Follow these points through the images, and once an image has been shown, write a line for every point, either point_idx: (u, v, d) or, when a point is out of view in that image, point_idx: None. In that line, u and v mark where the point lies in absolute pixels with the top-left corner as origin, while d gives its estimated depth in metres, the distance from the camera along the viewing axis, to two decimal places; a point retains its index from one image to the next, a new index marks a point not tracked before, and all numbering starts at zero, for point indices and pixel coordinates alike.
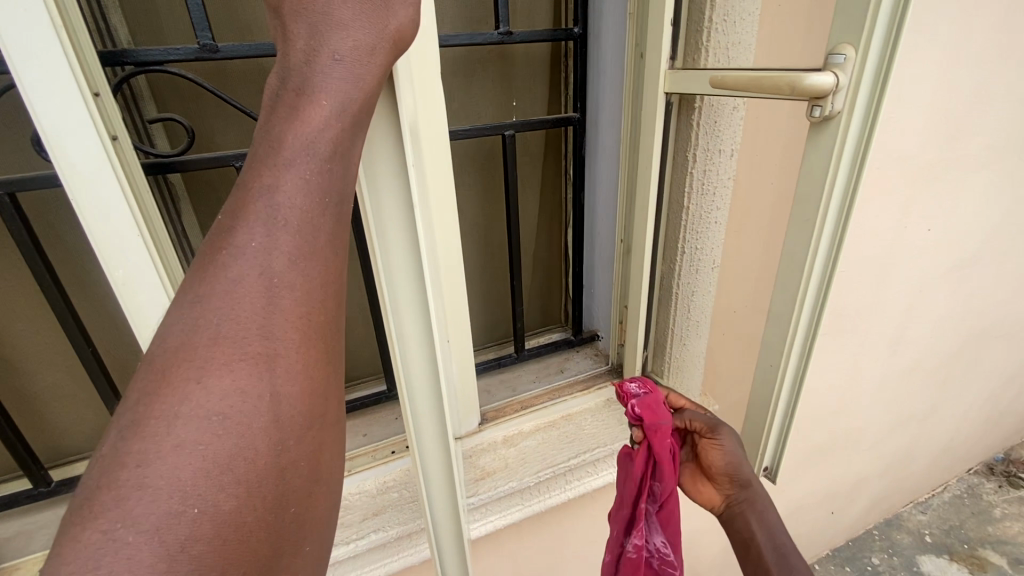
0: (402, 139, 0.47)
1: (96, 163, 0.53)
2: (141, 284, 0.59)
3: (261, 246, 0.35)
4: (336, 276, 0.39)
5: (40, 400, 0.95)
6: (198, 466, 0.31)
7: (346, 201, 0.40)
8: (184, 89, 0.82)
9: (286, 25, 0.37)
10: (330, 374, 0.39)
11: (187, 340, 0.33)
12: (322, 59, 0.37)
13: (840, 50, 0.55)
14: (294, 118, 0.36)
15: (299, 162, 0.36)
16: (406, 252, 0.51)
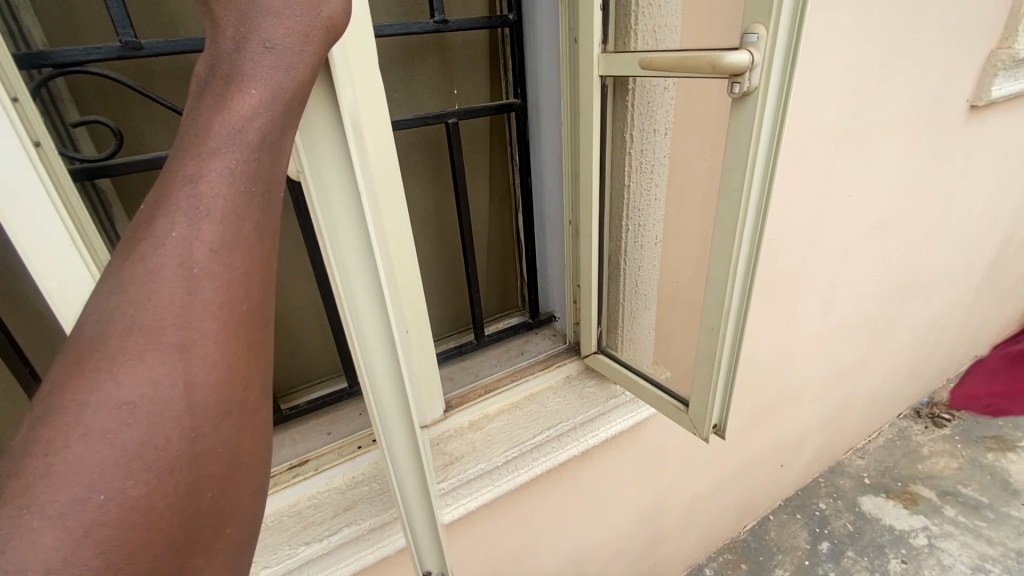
0: (346, 135, 0.47)
1: (21, 169, 0.51)
2: (82, 298, 0.58)
3: (182, 235, 0.35)
4: (265, 265, 0.39)
5: None
6: (106, 454, 0.31)
7: (275, 191, 0.40)
8: (108, 91, 0.78)
9: (213, 13, 0.37)
10: (256, 363, 0.38)
11: (102, 332, 0.33)
12: (252, 48, 0.37)
13: (753, 29, 0.59)
14: (221, 106, 0.36)
15: (224, 150, 0.36)
16: (356, 245, 0.51)
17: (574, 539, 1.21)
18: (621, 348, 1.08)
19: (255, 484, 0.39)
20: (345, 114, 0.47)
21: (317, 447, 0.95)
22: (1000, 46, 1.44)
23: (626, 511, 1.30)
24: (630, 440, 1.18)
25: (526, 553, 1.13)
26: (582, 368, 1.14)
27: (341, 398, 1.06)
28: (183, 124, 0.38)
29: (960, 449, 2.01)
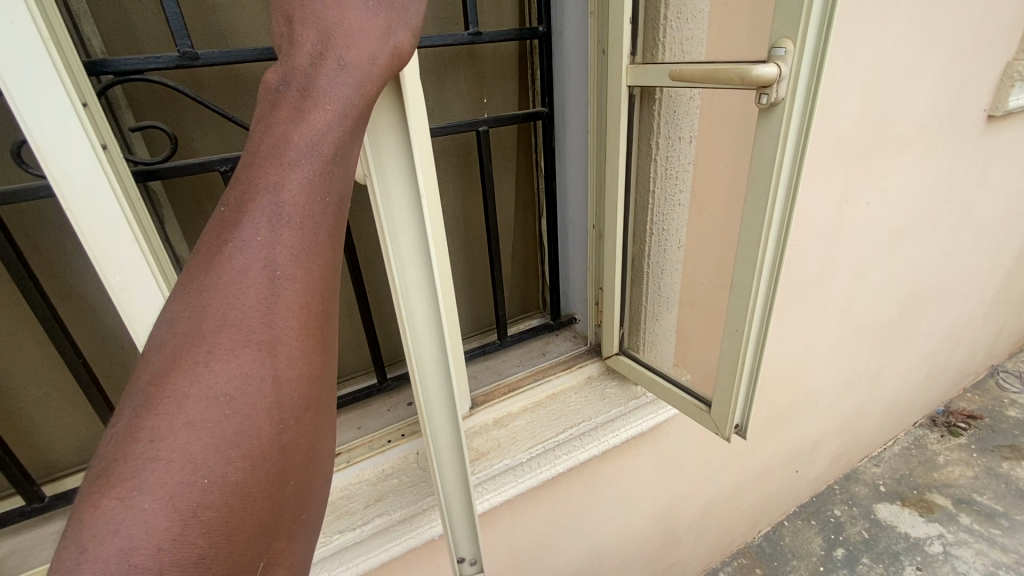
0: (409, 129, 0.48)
1: (89, 169, 0.56)
2: (139, 291, 0.63)
3: (265, 242, 0.39)
4: (330, 268, 0.43)
5: (26, 421, 0.92)
6: (208, 441, 0.35)
7: (341, 200, 0.44)
8: (161, 96, 0.82)
9: (293, 34, 0.41)
10: (325, 359, 0.43)
11: (197, 327, 0.37)
12: (327, 68, 0.40)
13: (781, 44, 0.62)
14: (298, 124, 0.40)
15: (302, 164, 0.40)
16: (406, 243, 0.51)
17: (593, 538, 1.23)
18: (642, 348, 1.11)
19: (319, 471, 0.44)
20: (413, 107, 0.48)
21: (347, 441, 0.99)
22: (1017, 57, 1.46)
23: (645, 512, 1.32)
24: (649, 440, 1.21)
25: (548, 549, 1.15)
26: (602, 369, 1.17)
27: (370, 394, 1.09)
28: (256, 134, 0.41)
29: (976, 458, 2.00)
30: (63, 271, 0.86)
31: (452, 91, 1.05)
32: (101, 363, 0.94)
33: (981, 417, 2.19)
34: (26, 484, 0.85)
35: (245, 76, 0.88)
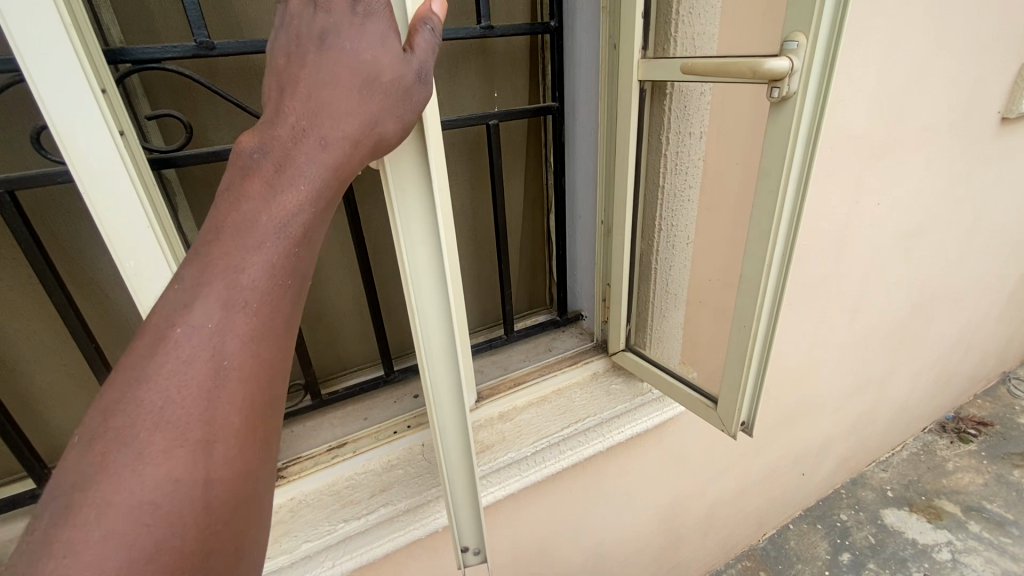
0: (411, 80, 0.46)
1: (108, 152, 0.61)
2: (151, 272, 0.67)
3: (216, 327, 0.39)
4: (279, 354, 0.43)
5: (39, 405, 0.93)
6: (123, 556, 0.33)
7: (298, 282, 0.45)
8: (177, 86, 0.84)
9: (280, 108, 0.43)
10: (262, 454, 0.42)
11: (129, 423, 0.36)
12: (305, 148, 0.43)
13: (793, 37, 0.62)
14: (265, 204, 0.41)
15: (264, 246, 0.41)
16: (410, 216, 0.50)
17: (596, 536, 1.23)
18: (649, 345, 1.11)
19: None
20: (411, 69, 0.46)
21: (352, 432, 1.00)
22: None
23: (648, 511, 1.31)
24: (654, 438, 1.20)
25: (550, 545, 1.15)
26: (608, 366, 1.17)
27: (377, 385, 1.10)
28: (221, 206, 0.42)
29: (986, 465, 1.98)
30: (77, 258, 0.87)
31: (463, 85, 1.06)
32: (113, 350, 0.96)
33: (991, 424, 2.17)
34: (35, 467, 0.86)
35: (259, 67, 0.89)
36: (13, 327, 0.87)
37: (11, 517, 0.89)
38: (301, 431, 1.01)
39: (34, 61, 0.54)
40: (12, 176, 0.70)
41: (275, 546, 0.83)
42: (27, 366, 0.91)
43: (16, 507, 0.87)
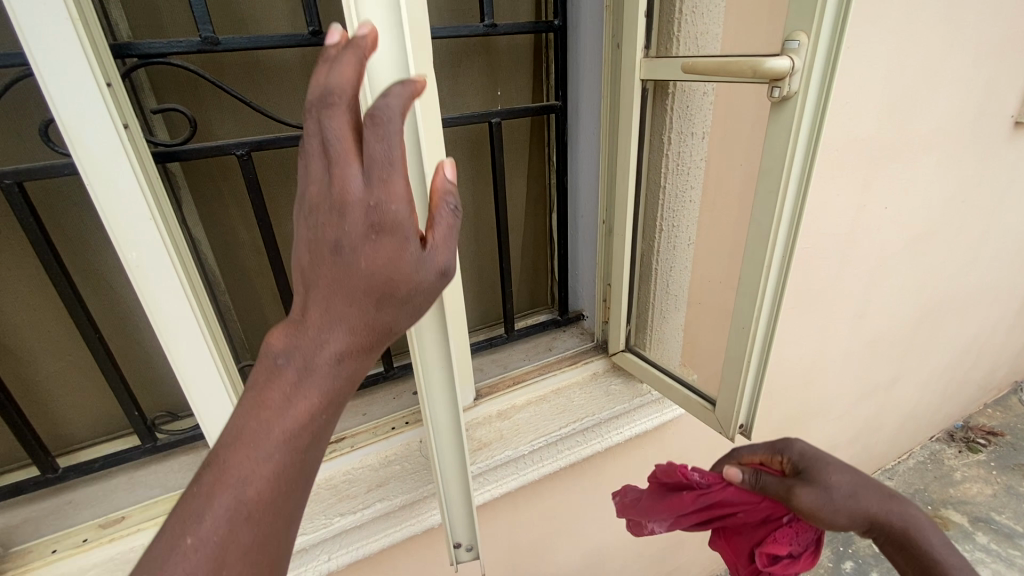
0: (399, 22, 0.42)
1: (112, 145, 0.61)
2: (153, 265, 0.68)
3: (221, 539, 0.39)
4: (282, 550, 0.43)
5: (44, 394, 0.95)
6: None
7: (306, 481, 0.45)
8: (183, 81, 0.85)
9: (303, 305, 0.43)
10: None
11: None
12: (321, 358, 0.43)
13: (795, 37, 0.61)
14: (279, 414, 0.42)
15: (273, 456, 0.41)
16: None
17: (595, 537, 1.23)
18: (649, 346, 1.11)
19: None
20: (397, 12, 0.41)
21: (351, 427, 1.00)
22: None
23: None
24: (654, 440, 1.20)
25: (548, 545, 1.15)
26: (609, 366, 1.17)
27: (377, 381, 1.11)
28: (241, 406, 0.42)
29: (995, 475, 1.94)
30: (84, 248, 0.89)
31: (467, 83, 1.06)
32: (118, 340, 0.97)
33: (1002, 434, 2.13)
34: (39, 453, 0.88)
35: (264, 63, 0.90)
36: (19, 315, 0.89)
37: (16, 504, 0.90)
38: None
39: (39, 53, 0.55)
40: (19, 167, 0.71)
41: None
42: (33, 354, 0.92)
43: (20, 493, 0.88)
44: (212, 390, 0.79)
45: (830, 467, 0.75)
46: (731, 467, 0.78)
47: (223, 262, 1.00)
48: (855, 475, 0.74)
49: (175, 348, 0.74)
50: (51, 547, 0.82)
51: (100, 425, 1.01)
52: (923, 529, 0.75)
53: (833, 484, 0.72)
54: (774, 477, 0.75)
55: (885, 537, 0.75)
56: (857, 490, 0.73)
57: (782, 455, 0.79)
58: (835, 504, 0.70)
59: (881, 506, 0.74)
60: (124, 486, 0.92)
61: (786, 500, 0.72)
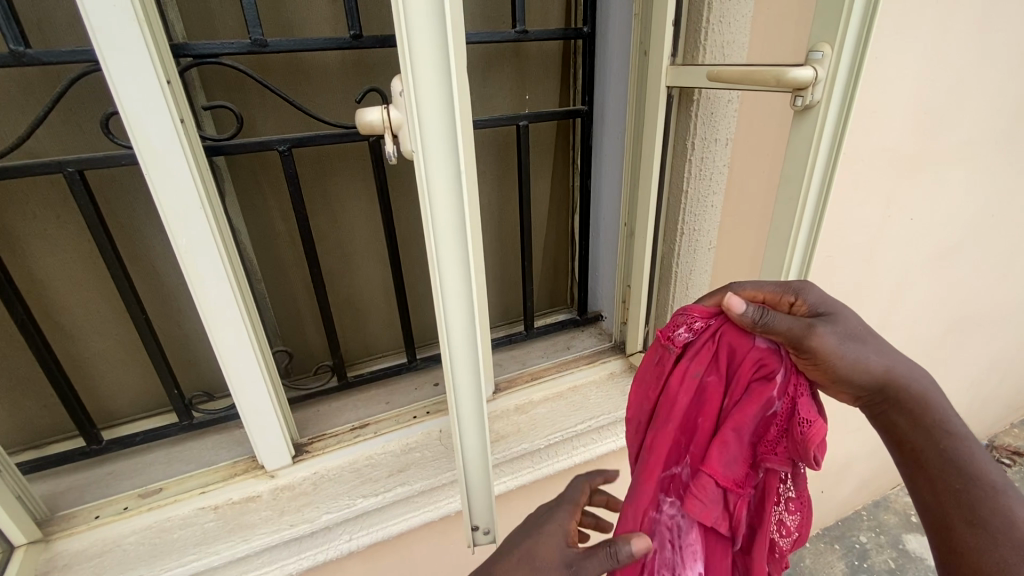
0: (444, 18, 0.44)
1: (169, 138, 0.66)
2: (201, 250, 0.73)
3: None
4: None
5: (92, 370, 1.01)
6: None
7: None
8: (231, 80, 0.90)
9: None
10: None
11: None
12: None
13: (819, 48, 0.63)
14: None
15: None
16: (454, 187, 0.51)
17: None
18: None
19: None
20: (441, 7, 0.43)
21: (374, 414, 1.05)
22: None
23: None
24: None
25: None
26: (626, 367, 1.18)
27: (400, 372, 1.15)
28: None
29: None
30: (135, 235, 0.95)
31: (496, 86, 1.10)
32: (162, 322, 1.03)
33: None
34: (86, 424, 0.93)
35: (306, 65, 0.95)
36: (76, 292, 0.96)
37: (64, 472, 0.97)
38: (327, 410, 1.07)
39: (109, 50, 0.60)
40: (82, 157, 0.77)
41: (298, 514, 0.89)
42: (84, 332, 0.99)
43: (67, 462, 0.94)
44: (248, 374, 0.84)
45: (845, 314, 0.64)
46: (733, 296, 0.60)
47: (261, 252, 1.05)
48: (875, 330, 0.64)
49: (229, 358, 0.81)
50: (95, 513, 0.88)
51: (142, 402, 1.07)
52: (939, 400, 0.62)
53: (851, 329, 0.62)
54: (786, 315, 0.59)
55: (891, 404, 0.63)
56: (876, 346, 0.63)
57: (797, 297, 0.64)
58: (857, 353, 0.60)
59: (899, 368, 0.63)
60: (161, 460, 0.98)
61: (799, 342, 0.58)
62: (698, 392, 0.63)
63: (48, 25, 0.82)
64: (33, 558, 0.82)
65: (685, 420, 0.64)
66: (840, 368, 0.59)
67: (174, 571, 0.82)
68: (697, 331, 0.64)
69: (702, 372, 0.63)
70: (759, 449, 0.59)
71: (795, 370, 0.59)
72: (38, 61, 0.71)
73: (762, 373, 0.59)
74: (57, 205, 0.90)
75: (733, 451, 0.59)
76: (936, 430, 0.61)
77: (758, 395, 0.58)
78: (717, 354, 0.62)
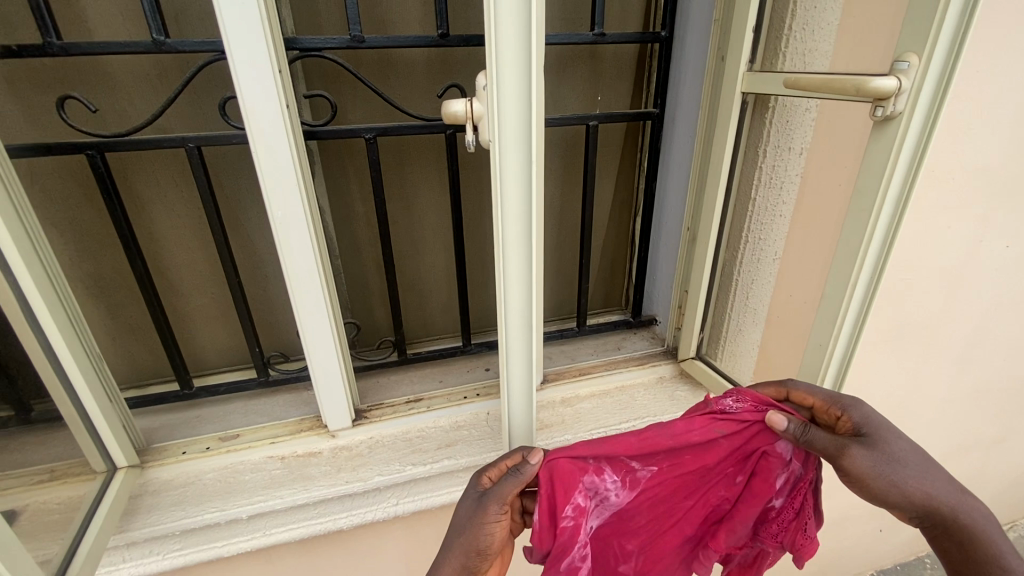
0: (530, 24, 0.48)
1: (275, 122, 0.75)
2: (292, 224, 0.82)
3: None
4: None
5: (189, 324, 1.14)
6: None
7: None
8: (328, 73, 1.00)
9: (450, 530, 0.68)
10: None
11: None
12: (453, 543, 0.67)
13: (905, 58, 0.61)
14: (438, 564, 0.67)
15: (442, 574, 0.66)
16: (523, 176, 0.55)
17: None
18: (721, 357, 1.12)
19: None
20: (528, 13, 0.48)
21: (428, 390, 1.11)
22: None
23: None
24: None
25: None
26: (676, 372, 1.18)
27: (454, 354, 1.20)
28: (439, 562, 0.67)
29: None
30: (235, 207, 1.06)
31: (570, 87, 1.13)
32: (252, 287, 1.14)
33: None
34: (182, 370, 1.06)
35: (394, 61, 1.02)
36: (183, 254, 1.09)
37: (160, 410, 1.10)
38: (385, 382, 1.14)
39: (235, 41, 0.69)
40: (201, 135, 0.87)
41: (354, 473, 0.97)
42: (185, 289, 1.12)
43: (163, 403, 1.07)
44: (322, 340, 0.92)
45: (889, 434, 0.63)
46: (776, 413, 0.65)
47: (341, 230, 1.14)
48: (925, 450, 0.62)
49: (307, 323, 0.90)
50: (182, 449, 1.00)
51: (227, 357, 1.19)
52: (988, 527, 0.63)
53: (893, 452, 0.62)
54: (825, 433, 0.63)
55: (944, 531, 0.63)
56: (920, 468, 0.62)
57: (843, 412, 0.66)
58: (896, 477, 0.60)
59: (952, 498, 0.62)
60: (238, 410, 1.09)
61: (833, 461, 0.61)
62: (708, 448, 0.70)
63: (182, 18, 0.94)
64: (131, 480, 0.94)
65: (681, 455, 0.71)
66: (876, 490, 0.60)
67: (243, 508, 0.91)
68: (741, 405, 0.70)
69: (724, 434, 0.69)
70: (760, 531, 0.73)
71: (795, 477, 0.69)
72: (174, 50, 0.82)
73: (770, 468, 0.69)
74: (176, 175, 1.03)
75: (738, 535, 0.73)
76: (987, 562, 0.62)
77: (768, 492, 0.70)
78: (747, 434, 0.69)
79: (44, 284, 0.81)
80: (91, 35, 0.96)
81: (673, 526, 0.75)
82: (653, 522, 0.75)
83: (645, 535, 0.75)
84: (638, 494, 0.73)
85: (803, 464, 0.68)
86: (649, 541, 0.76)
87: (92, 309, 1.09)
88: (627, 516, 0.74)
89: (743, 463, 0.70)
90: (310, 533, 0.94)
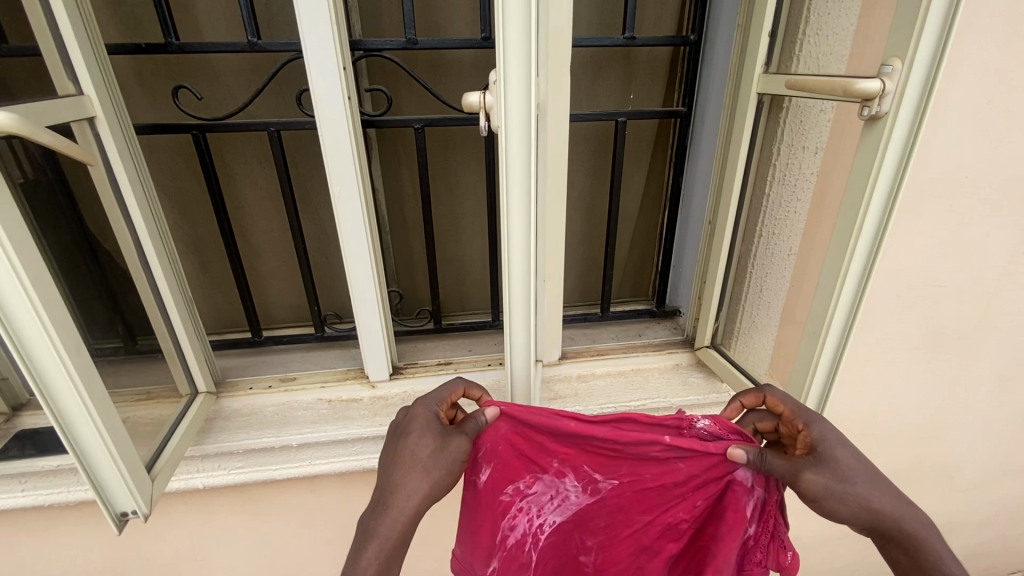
0: (530, 34, 0.59)
1: (338, 112, 0.90)
2: (347, 196, 0.96)
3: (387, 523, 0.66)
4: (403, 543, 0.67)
5: (263, 283, 1.35)
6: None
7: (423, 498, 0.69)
8: (389, 71, 1.15)
9: (406, 446, 0.71)
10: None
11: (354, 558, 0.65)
12: (414, 455, 0.70)
13: (890, 62, 0.66)
14: (401, 476, 0.69)
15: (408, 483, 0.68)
16: (525, 156, 0.66)
17: None
18: (735, 348, 1.16)
19: None
20: (528, 28, 0.59)
21: (457, 356, 1.24)
22: None
23: None
24: None
25: None
26: (692, 361, 1.23)
27: (484, 327, 1.32)
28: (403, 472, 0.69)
29: None
30: (305, 184, 1.25)
31: (604, 86, 1.23)
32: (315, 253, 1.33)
33: None
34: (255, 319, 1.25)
35: (445, 60, 1.16)
36: (261, 222, 1.28)
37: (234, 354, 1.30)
38: (422, 345, 1.28)
39: (312, 47, 0.85)
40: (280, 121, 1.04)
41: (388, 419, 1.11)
42: (262, 252, 1.32)
43: (234, 347, 1.27)
44: (366, 300, 1.06)
45: (844, 453, 0.71)
46: (736, 447, 0.72)
47: (393, 209, 1.30)
48: (871, 465, 0.71)
49: (356, 283, 1.05)
50: (249, 385, 1.19)
51: (291, 314, 1.39)
52: (937, 541, 0.69)
53: (843, 471, 0.70)
54: (783, 461, 0.71)
55: (892, 541, 0.70)
56: (868, 480, 0.70)
57: (805, 427, 0.74)
58: (846, 497, 0.68)
59: (897, 509, 0.69)
60: (296, 358, 1.27)
61: (791, 483, 0.71)
62: (668, 469, 0.78)
63: (274, 23, 1.13)
64: (207, 405, 1.14)
65: (641, 471, 0.79)
66: (829, 508, 0.69)
67: (293, 436, 1.08)
68: (711, 429, 0.76)
69: (683, 460, 0.76)
70: (744, 556, 0.80)
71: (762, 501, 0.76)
72: (263, 49, 0.99)
73: (737, 495, 0.76)
74: (260, 155, 1.22)
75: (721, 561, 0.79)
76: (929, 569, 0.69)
77: (742, 520, 0.77)
78: (706, 461, 0.75)
79: (153, 232, 1.00)
80: (203, 38, 1.17)
81: (629, 534, 0.85)
82: (611, 525, 0.85)
83: (603, 535, 0.86)
84: (600, 499, 0.84)
85: (767, 488, 0.75)
86: (603, 542, 0.86)
87: (189, 263, 1.32)
88: (588, 516, 0.85)
89: (700, 490, 0.78)
90: (346, 467, 1.09)
